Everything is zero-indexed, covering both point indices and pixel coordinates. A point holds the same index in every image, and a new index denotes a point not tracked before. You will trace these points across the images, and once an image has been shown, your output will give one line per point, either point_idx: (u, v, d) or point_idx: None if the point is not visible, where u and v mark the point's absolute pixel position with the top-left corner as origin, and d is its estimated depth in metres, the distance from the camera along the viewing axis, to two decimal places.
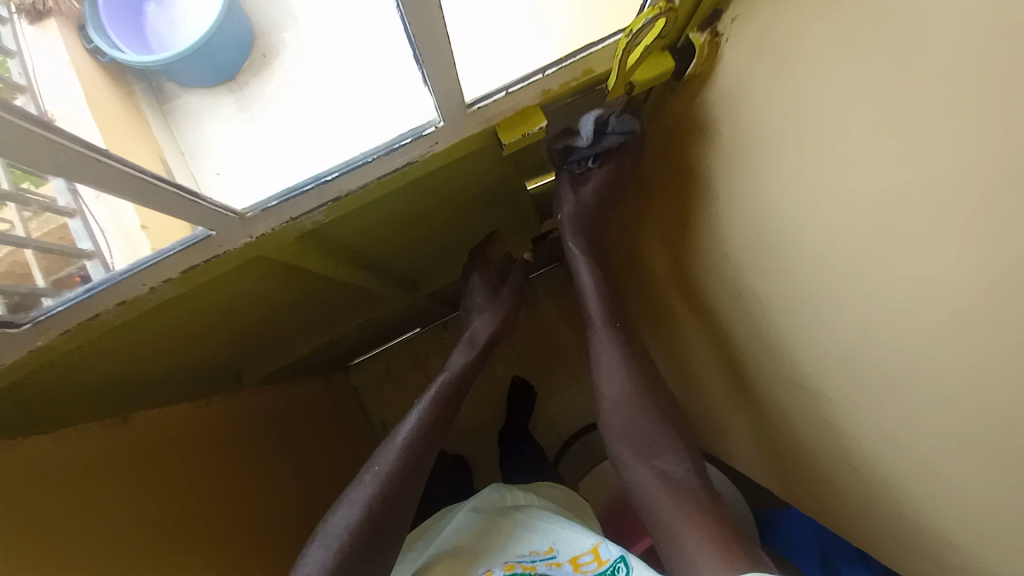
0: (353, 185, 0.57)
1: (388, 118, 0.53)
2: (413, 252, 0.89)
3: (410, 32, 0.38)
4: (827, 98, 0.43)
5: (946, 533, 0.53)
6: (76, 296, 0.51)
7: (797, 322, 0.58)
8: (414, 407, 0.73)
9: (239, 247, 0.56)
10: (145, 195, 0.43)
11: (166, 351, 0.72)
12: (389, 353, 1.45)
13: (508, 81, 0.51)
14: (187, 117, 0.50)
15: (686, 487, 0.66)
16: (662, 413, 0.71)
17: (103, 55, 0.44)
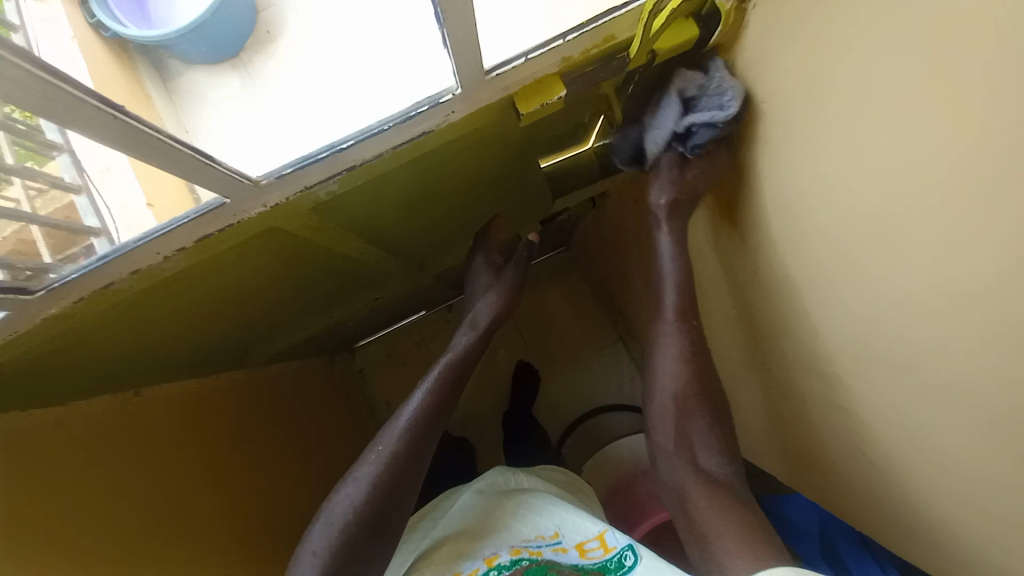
0: (368, 155, 0.56)
1: (406, 84, 0.52)
2: (423, 227, 0.89)
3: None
4: (856, 67, 0.41)
5: (952, 519, 0.53)
6: (89, 264, 0.51)
7: (812, 302, 0.57)
8: (417, 390, 0.73)
9: (253, 215, 0.56)
10: (164, 157, 0.42)
11: (182, 325, 0.72)
12: (395, 334, 1.45)
13: (529, 47, 0.49)
14: (187, 86, 0.49)
15: (723, 486, 0.62)
16: (712, 411, 0.66)
17: (105, 29, 0.44)
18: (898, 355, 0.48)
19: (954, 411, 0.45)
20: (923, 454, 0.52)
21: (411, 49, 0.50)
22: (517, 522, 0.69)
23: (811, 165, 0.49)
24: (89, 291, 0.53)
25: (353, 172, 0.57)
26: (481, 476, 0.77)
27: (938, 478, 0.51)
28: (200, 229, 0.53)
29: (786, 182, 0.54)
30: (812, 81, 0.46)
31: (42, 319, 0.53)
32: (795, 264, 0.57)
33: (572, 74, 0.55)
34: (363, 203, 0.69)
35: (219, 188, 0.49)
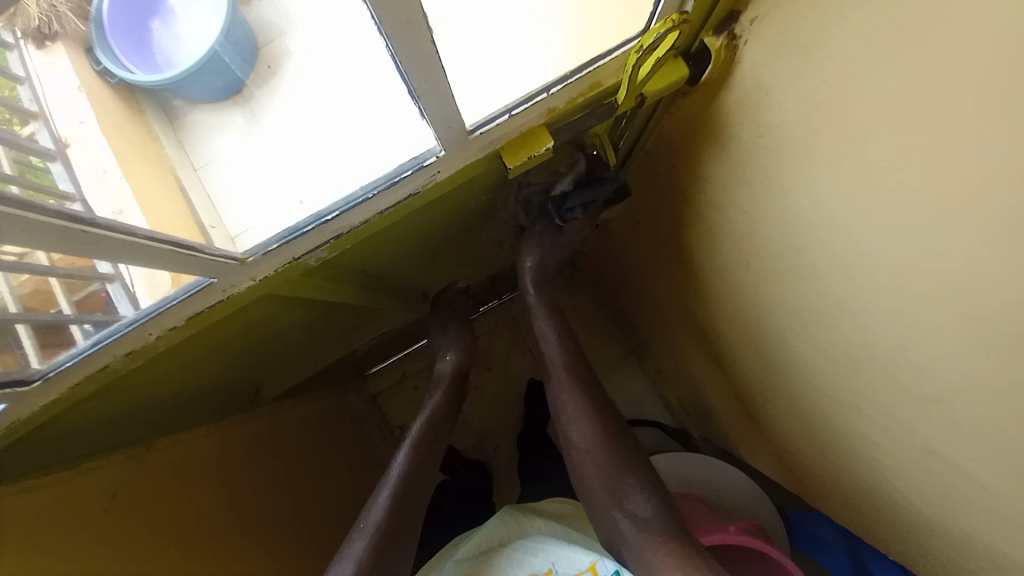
0: (356, 221, 0.57)
1: (387, 150, 0.53)
2: (426, 264, 0.88)
3: (402, 69, 0.37)
4: (855, 108, 0.39)
5: (991, 544, 0.51)
6: (82, 350, 0.52)
7: (830, 330, 0.55)
8: (399, 449, 0.79)
9: (243, 289, 0.57)
10: (140, 256, 0.42)
11: (197, 381, 0.75)
12: (404, 360, 1.44)
13: (511, 102, 0.49)
14: (195, 133, 0.51)
15: (655, 524, 0.69)
16: (625, 453, 0.78)
17: (112, 76, 0.45)
18: (931, 383, 0.45)
19: (992, 447, 0.43)
20: (965, 480, 0.49)
21: (400, 112, 0.51)
22: (512, 567, 0.70)
23: (816, 194, 0.47)
24: (83, 374, 0.54)
25: (341, 239, 0.58)
26: (485, 523, 0.78)
27: (977, 503, 0.49)
28: (187, 307, 0.54)
29: (796, 213, 0.51)
30: (810, 114, 0.43)
31: (44, 405, 0.53)
32: (809, 289, 0.55)
33: (557, 125, 0.55)
34: (362, 252, 0.68)
35: (209, 270, 0.50)
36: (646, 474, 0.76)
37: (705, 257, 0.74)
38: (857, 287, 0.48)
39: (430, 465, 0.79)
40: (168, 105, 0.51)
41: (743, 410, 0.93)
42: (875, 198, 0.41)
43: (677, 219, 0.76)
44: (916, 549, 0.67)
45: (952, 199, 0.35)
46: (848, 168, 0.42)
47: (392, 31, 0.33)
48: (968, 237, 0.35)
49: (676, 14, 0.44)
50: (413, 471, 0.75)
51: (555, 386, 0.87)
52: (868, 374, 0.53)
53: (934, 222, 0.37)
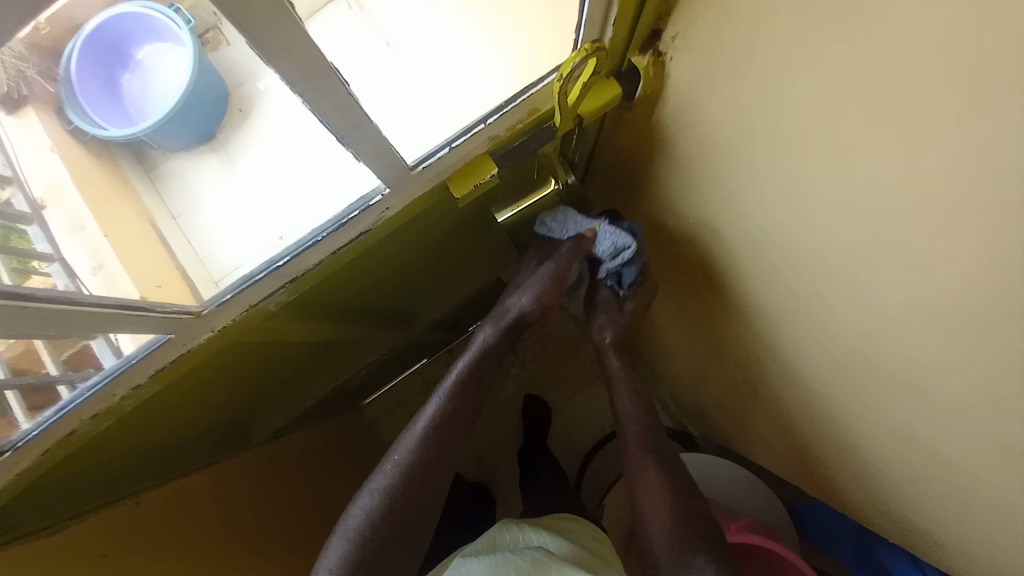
0: (311, 262, 0.59)
1: (335, 190, 0.54)
2: (404, 290, 0.89)
3: (326, 121, 0.39)
4: (789, 106, 0.41)
5: (979, 519, 0.51)
6: (47, 418, 0.54)
7: (802, 319, 0.56)
8: (436, 393, 0.75)
9: (205, 341, 0.59)
10: (95, 320, 0.46)
11: (185, 429, 0.75)
12: (398, 386, 1.43)
13: (450, 136, 0.52)
14: (173, 177, 0.50)
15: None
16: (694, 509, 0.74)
17: (84, 133, 0.44)
18: (902, 363, 0.45)
19: (961, 425, 0.43)
20: (950, 461, 0.48)
21: (340, 162, 0.51)
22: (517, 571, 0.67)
23: (776, 184, 0.47)
24: (51, 441, 0.55)
25: (299, 281, 0.61)
26: (489, 533, 0.79)
27: (959, 480, 0.49)
28: (151, 363, 0.56)
29: (754, 208, 0.52)
30: (757, 107, 0.44)
31: (18, 472, 0.55)
32: (784, 279, 0.55)
33: (500, 152, 0.57)
34: (329, 284, 0.68)
35: (164, 327, 0.53)
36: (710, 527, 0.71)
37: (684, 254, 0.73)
38: (824, 275, 0.48)
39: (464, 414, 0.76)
40: (144, 153, 0.49)
41: (734, 403, 0.93)
42: (823, 188, 0.42)
43: (649, 222, 0.76)
44: (918, 533, 0.66)
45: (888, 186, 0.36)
46: (800, 156, 0.42)
47: (304, 89, 0.35)
48: (907, 222, 0.36)
49: (591, 42, 0.46)
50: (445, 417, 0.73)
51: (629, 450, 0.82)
52: (846, 359, 0.53)
53: (878, 211, 0.38)
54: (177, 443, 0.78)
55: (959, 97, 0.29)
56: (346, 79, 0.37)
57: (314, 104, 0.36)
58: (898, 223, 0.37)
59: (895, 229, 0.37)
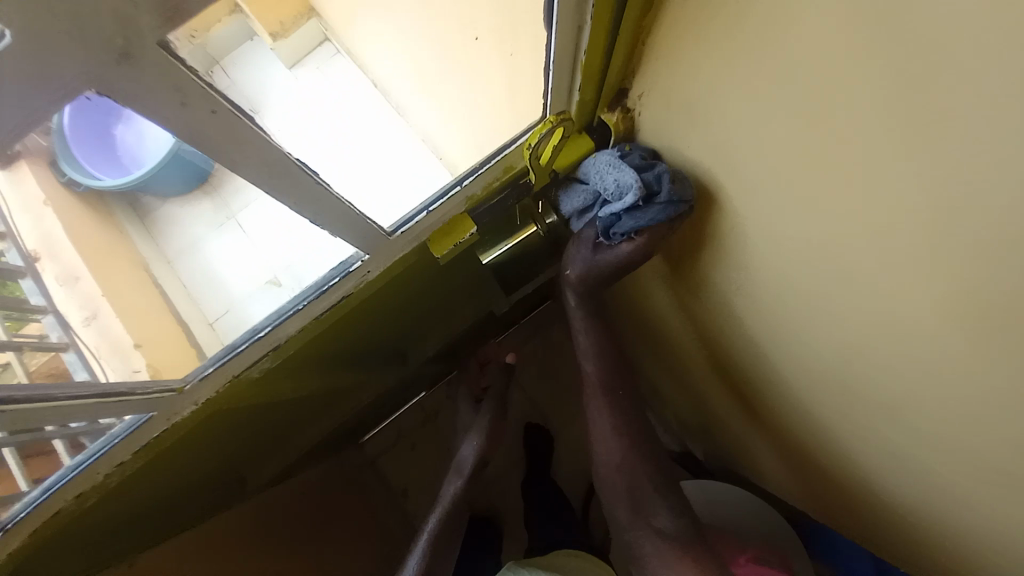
0: (292, 330, 0.62)
1: (318, 264, 0.57)
2: (396, 335, 0.90)
3: (293, 204, 0.42)
4: (758, 144, 0.42)
5: (981, 538, 0.51)
6: (32, 499, 0.56)
7: (794, 342, 0.57)
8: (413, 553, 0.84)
9: (189, 415, 0.61)
10: (77, 411, 0.48)
11: (187, 494, 0.76)
12: (398, 420, 1.41)
13: (427, 201, 0.58)
14: (167, 224, 0.52)
15: (681, 539, 0.78)
16: (657, 475, 0.82)
17: (79, 185, 0.44)
18: (890, 384, 0.46)
19: (955, 447, 0.44)
20: (950, 477, 0.48)
21: (318, 236, 0.53)
22: None
23: (759, 215, 0.48)
24: (37, 519, 0.56)
25: (281, 349, 0.63)
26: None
27: (957, 499, 0.49)
28: (133, 439, 0.58)
29: (739, 235, 0.54)
30: (732, 144, 0.45)
31: (13, 549, 0.55)
32: (775, 303, 0.55)
33: (479, 209, 0.63)
34: (316, 343, 0.69)
35: (145, 407, 0.55)
36: (666, 488, 0.81)
37: (679, 278, 0.74)
38: (807, 298, 0.49)
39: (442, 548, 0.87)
40: (139, 202, 0.50)
41: (736, 425, 0.93)
42: (798, 219, 0.44)
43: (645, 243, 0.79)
44: (931, 554, 0.65)
45: (858, 218, 0.38)
46: (774, 190, 0.44)
47: (268, 184, 0.38)
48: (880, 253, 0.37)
49: (553, 115, 0.54)
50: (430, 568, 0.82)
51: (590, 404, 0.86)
52: (840, 382, 0.53)
53: (853, 240, 0.39)
54: (185, 501, 0.76)
55: (913, 136, 0.30)
56: (313, 169, 0.41)
57: (281, 194, 0.40)
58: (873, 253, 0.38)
59: (870, 259, 0.39)
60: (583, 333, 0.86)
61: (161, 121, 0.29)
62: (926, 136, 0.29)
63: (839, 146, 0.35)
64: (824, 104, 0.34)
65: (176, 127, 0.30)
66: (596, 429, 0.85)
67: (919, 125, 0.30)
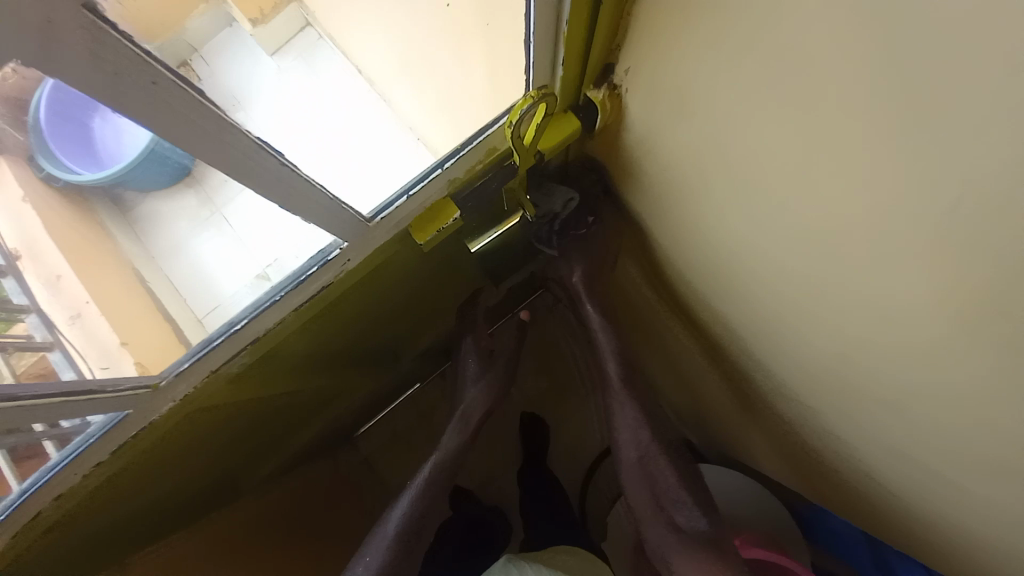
0: (269, 323, 0.60)
1: (296, 252, 0.55)
2: (388, 328, 0.88)
3: (260, 192, 0.41)
4: (741, 122, 0.41)
5: (977, 521, 0.50)
6: (12, 501, 0.53)
7: (786, 327, 0.55)
8: (404, 493, 0.75)
9: (167, 412, 0.59)
10: (49, 410, 0.47)
11: (181, 492, 0.74)
12: (393, 414, 1.40)
13: (406, 185, 0.57)
14: (153, 221, 0.48)
15: (700, 540, 0.66)
16: (685, 469, 0.71)
17: (57, 179, 0.39)
18: (883, 368, 0.45)
19: (953, 431, 0.43)
20: (948, 464, 0.47)
21: (289, 229, 0.51)
22: None
23: (747, 200, 0.47)
24: (18, 523, 0.54)
25: (259, 344, 0.62)
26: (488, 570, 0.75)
27: (954, 483, 0.48)
28: (110, 439, 0.56)
29: (727, 220, 0.52)
30: (716, 129, 0.44)
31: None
32: (768, 290, 0.54)
33: (462, 193, 0.61)
34: (301, 337, 0.67)
35: (119, 405, 0.53)
36: (695, 484, 0.70)
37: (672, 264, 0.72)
38: (797, 284, 0.48)
39: (437, 499, 0.77)
40: (120, 198, 0.45)
41: (730, 410, 0.92)
42: (787, 201, 0.42)
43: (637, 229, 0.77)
44: (931, 540, 0.63)
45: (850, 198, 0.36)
46: (763, 171, 0.42)
47: (232, 170, 0.37)
48: (873, 234, 0.36)
49: (535, 89, 0.52)
50: (414, 521, 0.72)
51: (611, 397, 0.79)
52: (834, 368, 0.52)
53: (843, 221, 0.38)
54: (177, 503, 0.76)
55: (905, 108, 0.28)
56: (281, 152, 0.40)
57: (247, 182, 0.39)
58: (866, 234, 0.36)
59: (861, 240, 0.37)
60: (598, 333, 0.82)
61: (111, 104, 0.28)
62: (918, 109, 0.28)
63: (825, 126, 0.34)
64: (811, 86, 0.33)
65: (130, 108, 0.28)
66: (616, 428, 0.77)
67: (910, 97, 0.28)
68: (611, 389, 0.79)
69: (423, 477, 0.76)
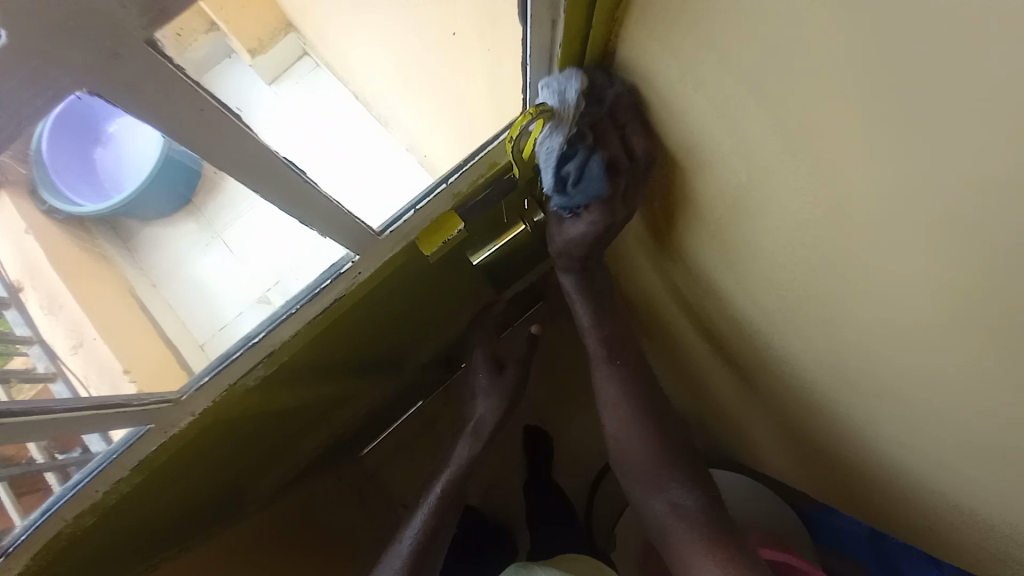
0: (285, 335, 0.62)
1: (309, 264, 0.57)
2: (394, 340, 0.91)
3: (280, 206, 0.45)
4: (731, 120, 0.43)
5: (989, 498, 0.50)
6: (35, 519, 0.58)
7: (788, 316, 0.57)
8: (419, 511, 0.77)
9: (187, 427, 0.61)
10: (77, 424, 0.50)
11: (197, 504, 0.76)
12: (397, 430, 1.38)
13: (413, 200, 0.60)
14: (152, 245, 0.51)
15: (697, 514, 0.72)
16: (673, 445, 0.78)
17: (59, 212, 0.42)
18: (886, 349, 0.46)
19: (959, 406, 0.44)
20: (958, 441, 0.48)
21: (303, 241, 0.54)
22: None
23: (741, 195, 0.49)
24: (38, 542, 0.58)
25: (275, 356, 0.63)
26: None
27: (964, 461, 0.49)
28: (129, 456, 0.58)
29: (723, 215, 0.54)
30: (700, 133, 0.47)
31: (22, 564, 0.58)
32: (768, 282, 0.55)
33: (466, 206, 0.63)
34: (312, 348, 0.68)
35: (142, 419, 0.57)
36: (682, 457, 0.77)
37: (667, 264, 0.74)
38: (796, 272, 0.49)
39: (449, 517, 0.79)
40: (120, 225, 0.48)
41: (734, 409, 0.93)
42: (780, 192, 0.44)
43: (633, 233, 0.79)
44: (937, 523, 0.64)
45: (841, 185, 0.38)
46: (756, 164, 0.44)
47: (259, 185, 0.41)
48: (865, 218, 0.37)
49: (531, 107, 0.53)
50: (426, 540, 0.75)
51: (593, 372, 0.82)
52: (836, 354, 0.53)
53: (835, 207, 0.39)
54: (188, 519, 0.76)
55: (884, 95, 0.30)
56: (302, 169, 0.44)
57: (272, 198, 0.43)
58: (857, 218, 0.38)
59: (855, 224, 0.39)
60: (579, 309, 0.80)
61: (153, 120, 0.32)
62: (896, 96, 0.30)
63: (810, 119, 0.36)
64: (795, 85, 0.35)
65: (164, 122, 0.32)
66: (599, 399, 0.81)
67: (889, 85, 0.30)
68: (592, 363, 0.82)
69: (435, 493, 0.79)
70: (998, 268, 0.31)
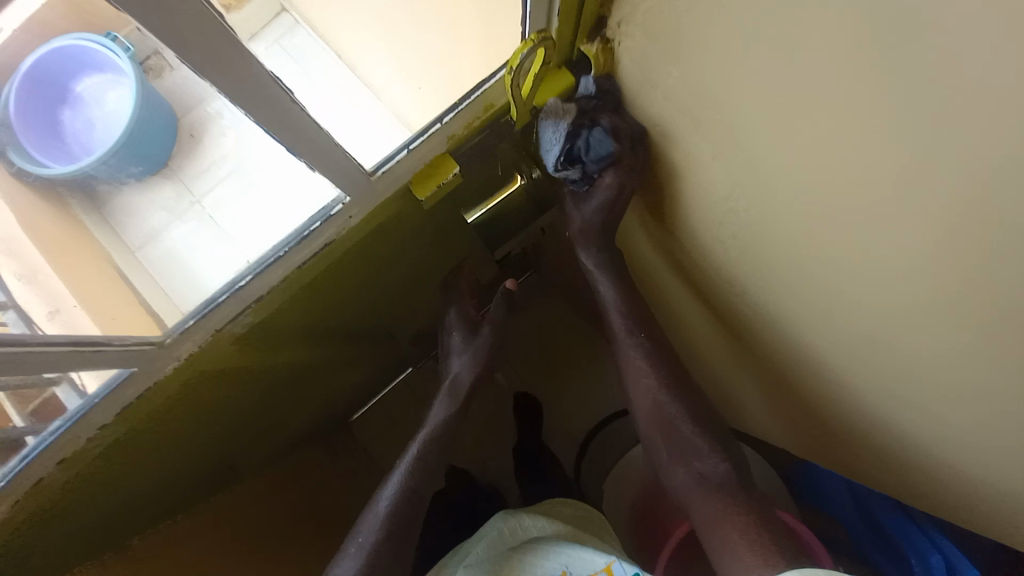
0: (272, 284, 0.59)
1: (300, 205, 0.56)
2: (388, 300, 0.89)
3: (265, 125, 0.43)
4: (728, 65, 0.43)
5: (950, 460, 0.51)
6: (13, 467, 0.55)
7: (773, 277, 0.57)
8: (396, 471, 0.77)
9: (171, 372, 0.59)
10: (59, 360, 0.47)
11: (184, 464, 0.74)
12: (388, 398, 1.38)
13: (408, 138, 0.58)
14: (126, 212, 0.58)
15: (724, 485, 0.68)
16: (702, 418, 0.73)
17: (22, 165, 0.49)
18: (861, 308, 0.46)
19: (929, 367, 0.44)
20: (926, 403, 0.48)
21: (294, 177, 0.54)
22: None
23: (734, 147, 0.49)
24: (20, 490, 0.55)
25: (264, 303, 0.60)
26: (483, 525, 0.70)
27: (932, 424, 0.50)
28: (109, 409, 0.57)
29: (715, 170, 0.54)
30: (699, 78, 0.47)
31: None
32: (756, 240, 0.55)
33: (461, 149, 0.62)
34: (300, 304, 0.67)
35: (126, 362, 0.53)
36: (711, 430, 0.72)
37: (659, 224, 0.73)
38: (785, 229, 0.49)
39: (431, 477, 0.78)
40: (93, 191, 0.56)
41: (722, 373, 0.94)
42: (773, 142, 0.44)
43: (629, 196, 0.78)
44: (912, 491, 0.65)
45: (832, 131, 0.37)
46: (750, 113, 0.44)
47: (243, 100, 0.39)
48: (855, 166, 0.37)
49: (535, 33, 0.52)
50: (406, 499, 0.74)
51: (617, 346, 0.80)
52: (817, 314, 0.54)
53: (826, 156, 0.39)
54: (175, 482, 0.75)
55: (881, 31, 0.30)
56: (287, 90, 0.43)
57: (259, 115, 0.41)
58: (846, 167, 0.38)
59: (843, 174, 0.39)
60: (603, 285, 0.79)
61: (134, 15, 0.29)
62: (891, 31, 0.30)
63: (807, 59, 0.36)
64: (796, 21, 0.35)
65: (150, 20, 0.29)
66: (626, 376, 0.79)
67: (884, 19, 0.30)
68: (615, 337, 0.80)
69: (409, 456, 0.79)
70: (989, 222, 0.31)
